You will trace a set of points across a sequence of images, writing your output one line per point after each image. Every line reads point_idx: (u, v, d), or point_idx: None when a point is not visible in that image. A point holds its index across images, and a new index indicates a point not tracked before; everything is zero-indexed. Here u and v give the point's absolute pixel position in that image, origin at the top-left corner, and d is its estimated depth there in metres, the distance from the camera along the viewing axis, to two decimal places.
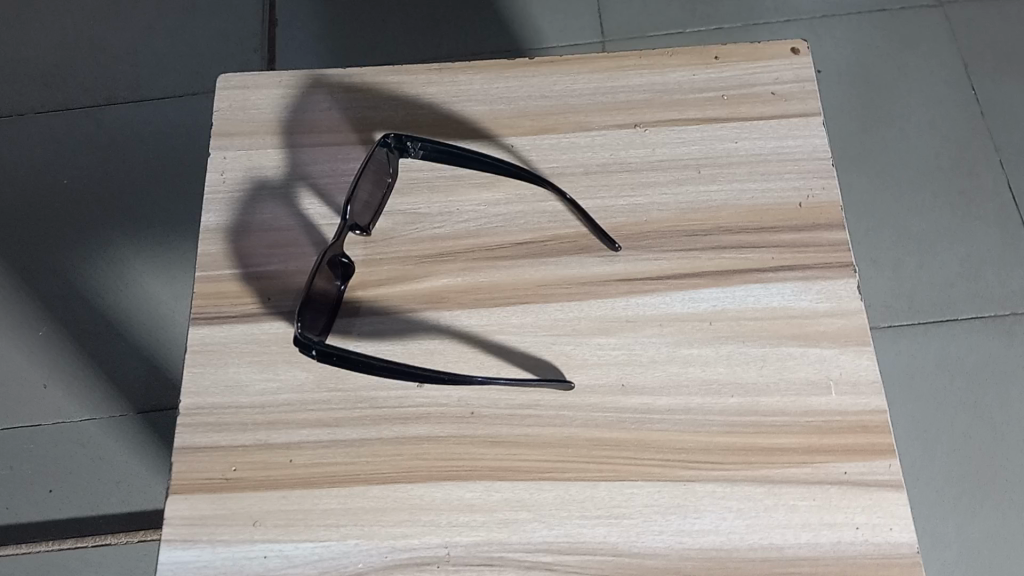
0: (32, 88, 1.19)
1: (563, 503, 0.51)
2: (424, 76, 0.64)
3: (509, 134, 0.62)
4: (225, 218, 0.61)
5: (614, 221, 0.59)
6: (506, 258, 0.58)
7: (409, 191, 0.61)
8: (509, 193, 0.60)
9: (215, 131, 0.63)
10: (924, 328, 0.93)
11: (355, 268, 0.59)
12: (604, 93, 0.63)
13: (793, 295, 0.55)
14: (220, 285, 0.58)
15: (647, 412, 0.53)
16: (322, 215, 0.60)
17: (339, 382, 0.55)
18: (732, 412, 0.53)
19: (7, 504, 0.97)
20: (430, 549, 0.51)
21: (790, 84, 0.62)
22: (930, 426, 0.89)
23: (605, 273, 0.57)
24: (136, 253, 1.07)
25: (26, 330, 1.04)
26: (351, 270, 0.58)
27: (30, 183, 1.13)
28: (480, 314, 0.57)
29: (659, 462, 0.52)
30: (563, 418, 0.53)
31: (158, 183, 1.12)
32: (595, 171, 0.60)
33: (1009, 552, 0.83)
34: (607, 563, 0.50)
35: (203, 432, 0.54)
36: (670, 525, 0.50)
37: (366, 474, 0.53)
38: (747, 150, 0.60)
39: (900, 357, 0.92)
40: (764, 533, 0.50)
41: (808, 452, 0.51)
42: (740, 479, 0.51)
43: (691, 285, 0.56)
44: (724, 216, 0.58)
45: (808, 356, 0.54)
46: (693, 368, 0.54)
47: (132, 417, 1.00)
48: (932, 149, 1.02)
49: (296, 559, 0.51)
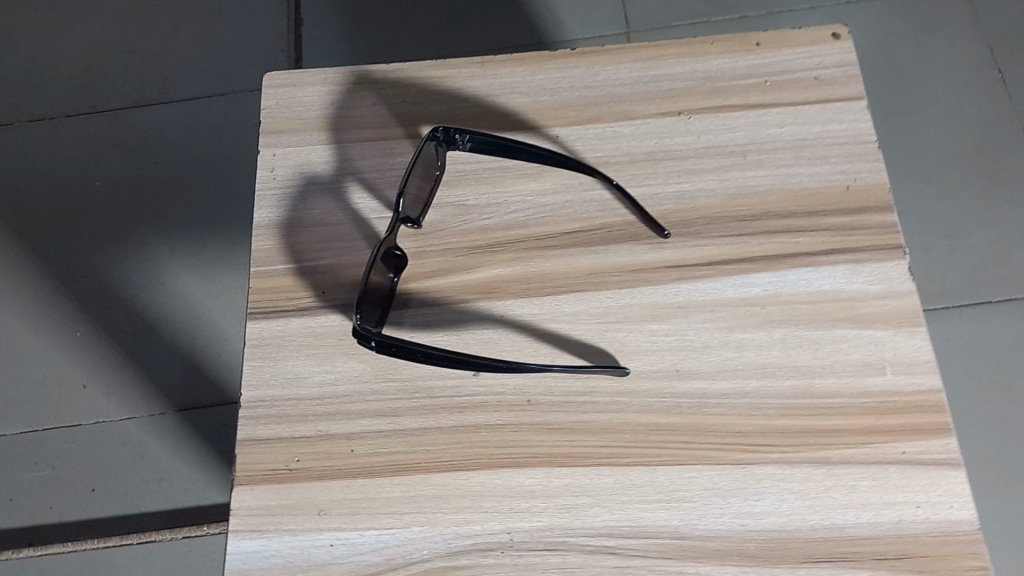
0: (62, 92, 1.20)
1: (622, 488, 0.52)
2: (468, 68, 0.65)
3: (555, 124, 0.62)
4: (277, 214, 0.61)
5: (661, 208, 0.59)
6: (556, 247, 0.59)
7: (457, 183, 0.62)
8: (557, 183, 0.61)
9: (262, 128, 0.64)
10: (957, 312, 0.93)
11: (408, 261, 0.59)
12: (648, 82, 0.63)
13: (844, 278, 0.56)
14: (275, 280, 0.59)
15: (702, 396, 0.54)
16: (372, 209, 0.61)
17: (396, 373, 0.56)
18: (787, 394, 0.53)
19: (52, 503, 0.98)
20: (494, 535, 0.51)
21: (834, 68, 0.62)
22: (965, 408, 0.89)
23: (656, 260, 0.58)
24: (169, 253, 1.09)
25: (63, 332, 1.06)
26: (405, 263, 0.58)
27: (63, 187, 1.14)
28: (532, 303, 0.57)
29: (717, 446, 0.52)
30: (620, 403, 0.54)
31: (190, 183, 1.13)
32: (642, 159, 0.61)
33: None
34: (669, 546, 0.50)
35: (264, 424, 0.55)
36: (732, 506, 0.51)
37: (426, 463, 0.53)
38: (792, 135, 0.60)
39: (939, 339, 0.92)
40: (825, 513, 0.50)
41: (865, 433, 0.52)
42: (799, 460, 0.51)
43: (742, 271, 0.57)
44: (774, 201, 0.58)
45: (861, 338, 0.54)
46: (747, 353, 0.54)
47: (171, 416, 1.01)
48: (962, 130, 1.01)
49: (362, 546, 0.52)
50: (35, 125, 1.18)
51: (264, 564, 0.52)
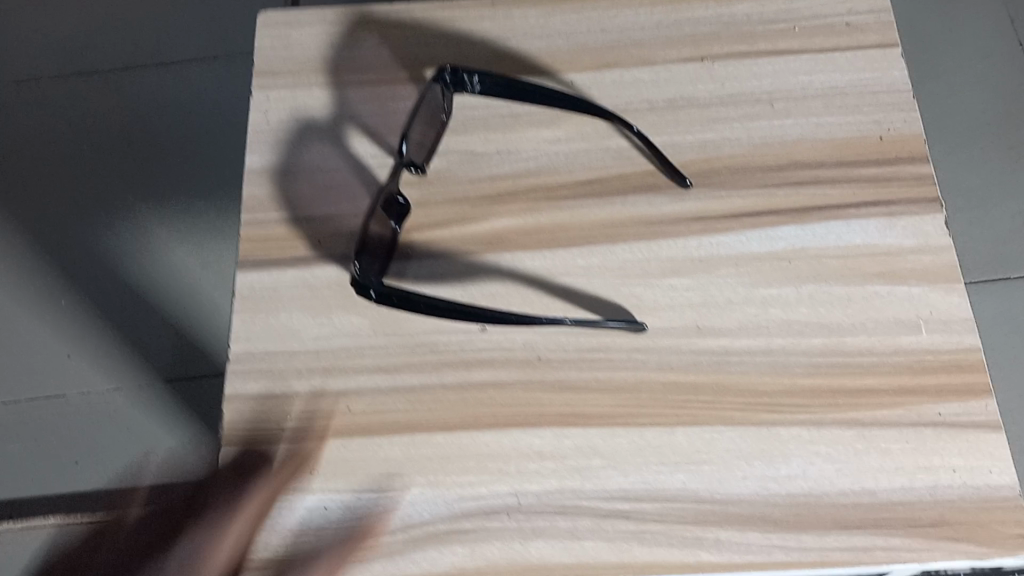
0: (53, 55, 1.17)
1: (638, 449, 0.48)
2: (478, 11, 0.61)
3: (569, 70, 0.59)
4: (271, 160, 0.58)
5: (682, 158, 0.56)
6: (569, 197, 0.55)
7: (464, 131, 0.58)
8: (571, 131, 0.57)
9: (259, 71, 0.61)
10: (991, 286, 0.90)
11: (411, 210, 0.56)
12: (669, 27, 0.60)
13: (876, 232, 0.52)
14: (269, 229, 0.56)
15: (725, 354, 0.50)
16: (373, 156, 0.58)
17: (397, 327, 0.52)
18: (816, 352, 0.50)
19: (35, 476, 0.95)
20: (500, 498, 0.48)
21: (866, 15, 0.59)
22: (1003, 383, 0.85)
23: (675, 212, 0.54)
24: (161, 221, 1.05)
25: (48, 301, 1.02)
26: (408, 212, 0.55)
27: (53, 151, 1.11)
28: (543, 256, 0.54)
29: (740, 407, 0.49)
30: (636, 361, 0.50)
31: (183, 149, 1.09)
32: (661, 107, 0.57)
33: None
34: (687, 511, 0.47)
35: (255, 379, 0.52)
36: (756, 470, 0.47)
37: (428, 422, 0.50)
38: (822, 83, 0.57)
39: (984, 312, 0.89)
40: (856, 478, 0.47)
41: (900, 393, 0.48)
42: (829, 422, 0.48)
43: (767, 223, 0.53)
44: (801, 151, 0.55)
45: (896, 294, 0.51)
46: (773, 309, 0.51)
47: (160, 388, 0.97)
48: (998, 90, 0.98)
49: (359, 509, 0.48)
50: (26, 88, 1.15)
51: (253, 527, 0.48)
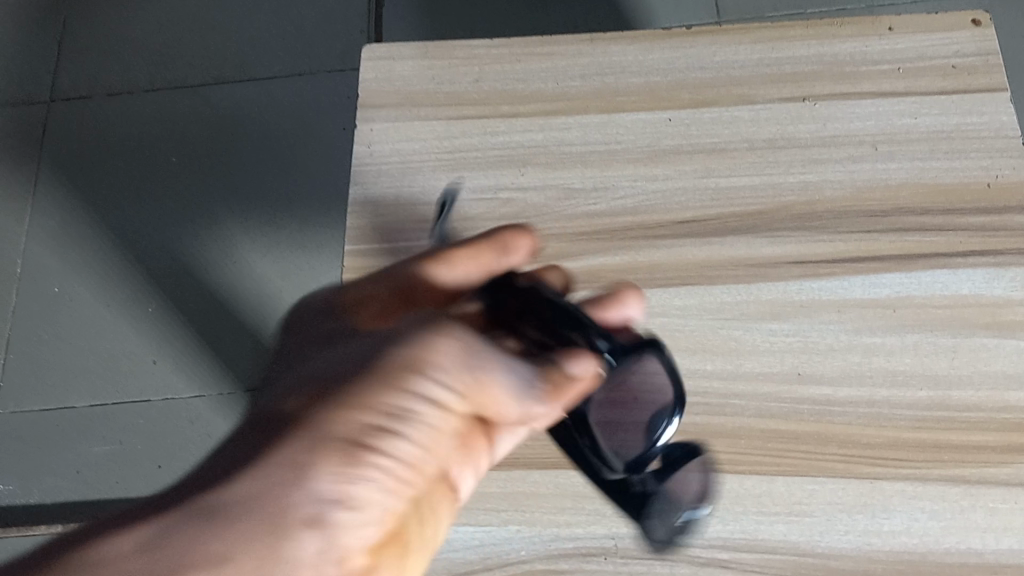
0: (142, 67, 1.21)
1: (738, 497, 0.48)
2: (577, 47, 0.63)
3: (668, 106, 0.59)
4: (373, 190, 0.59)
5: (783, 199, 0.55)
6: (667, 236, 0.55)
7: (563, 166, 0.58)
8: (669, 169, 0.57)
9: (361, 102, 0.62)
10: None
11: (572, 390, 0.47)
12: (769, 65, 0.60)
13: (984, 282, 0.52)
14: (369, 259, 0.57)
15: (827, 403, 0.50)
16: (473, 190, 0.58)
17: None
18: (922, 405, 0.49)
19: (117, 479, 0.98)
20: (597, 540, 0.48)
21: (973, 57, 0.58)
22: None
23: (775, 255, 0.54)
24: (243, 232, 1.08)
25: (135, 305, 1.06)
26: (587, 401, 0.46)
27: (139, 161, 1.14)
28: (641, 294, 0.54)
29: (842, 458, 0.48)
30: (735, 407, 0.50)
31: (263, 160, 1.12)
32: (762, 147, 0.57)
33: None
34: (788, 563, 0.46)
35: None
36: (857, 524, 0.47)
37: (524, 460, 0.50)
38: (928, 126, 0.56)
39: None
40: (961, 536, 0.46)
41: (1008, 451, 0.48)
42: (933, 478, 0.47)
43: (872, 270, 0.53)
44: (906, 196, 0.54)
45: (1004, 347, 0.50)
46: (876, 358, 0.50)
47: (240, 395, 1.00)
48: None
49: (456, 543, 0.49)
50: (116, 99, 1.19)
51: None
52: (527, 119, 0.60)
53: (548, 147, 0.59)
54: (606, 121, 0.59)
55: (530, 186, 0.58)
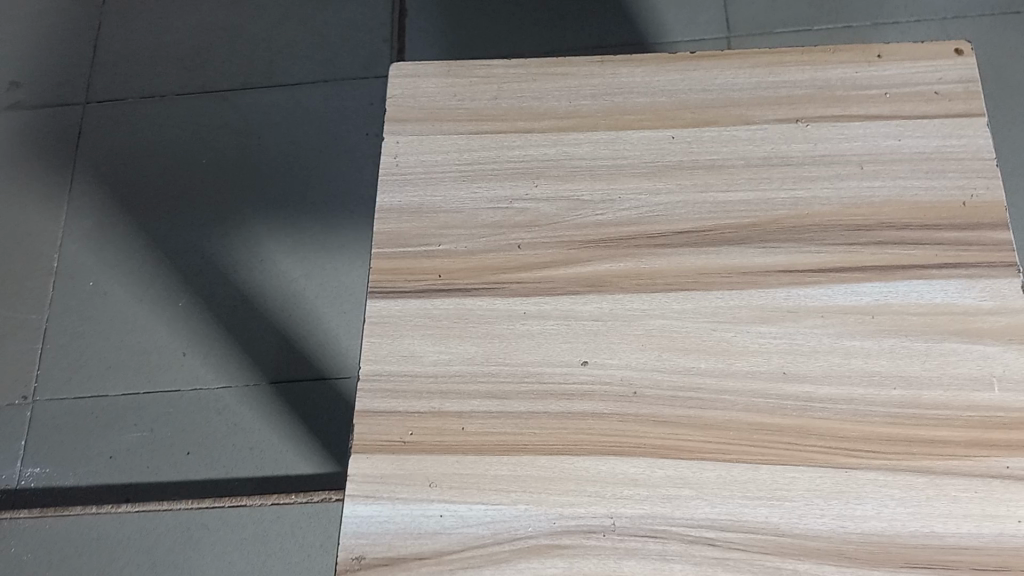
0: (176, 72, 1.27)
1: (725, 483, 0.53)
2: (588, 68, 0.68)
3: (671, 125, 0.64)
4: (399, 199, 0.65)
5: (775, 213, 0.60)
6: (668, 245, 0.60)
7: (574, 179, 0.64)
8: (671, 184, 0.62)
9: (388, 116, 0.68)
10: None
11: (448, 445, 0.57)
12: (767, 88, 0.65)
13: (956, 291, 0.56)
14: (394, 262, 0.62)
15: (808, 400, 0.55)
16: (491, 199, 0.64)
17: (508, 357, 0.58)
18: (894, 403, 0.54)
19: (147, 464, 1.03)
20: (597, 519, 0.53)
21: (955, 83, 0.63)
22: None
23: (767, 264, 0.59)
24: (270, 232, 1.14)
25: (166, 301, 1.12)
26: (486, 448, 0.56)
27: (171, 163, 1.20)
28: (642, 298, 0.59)
29: (820, 449, 0.53)
30: (725, 401, 0.55)
31: (290, 165, 1.17)
32: (757, 164, 0.62)
33: None
34: (769, 542, 0.51)
35: (381, 397, 0.58)
36: (832, 508, 0.52)
37: (533, 446, 0.56)
38: (910, 148, 0.61)
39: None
40: (926, 521, 0.51)
41: (971, 446, 0.52)
42: (902, 469, 0.52)
43: (853, 279, 0.58)
44: (888, 211, 0.59)
45: (972, 352, 0.55)
46: (854, 360, 0.55)
47: (264, 387, 1.06)
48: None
49: (471, 519, 0.54)
50: (151, 103, 1.26)
51: (379, 529, 0.54)
52: (541, 135, 0.66)
53: (560, 161, 0.64)
54: (615, 138, 0.65)
55: (543, 196, 0.63)
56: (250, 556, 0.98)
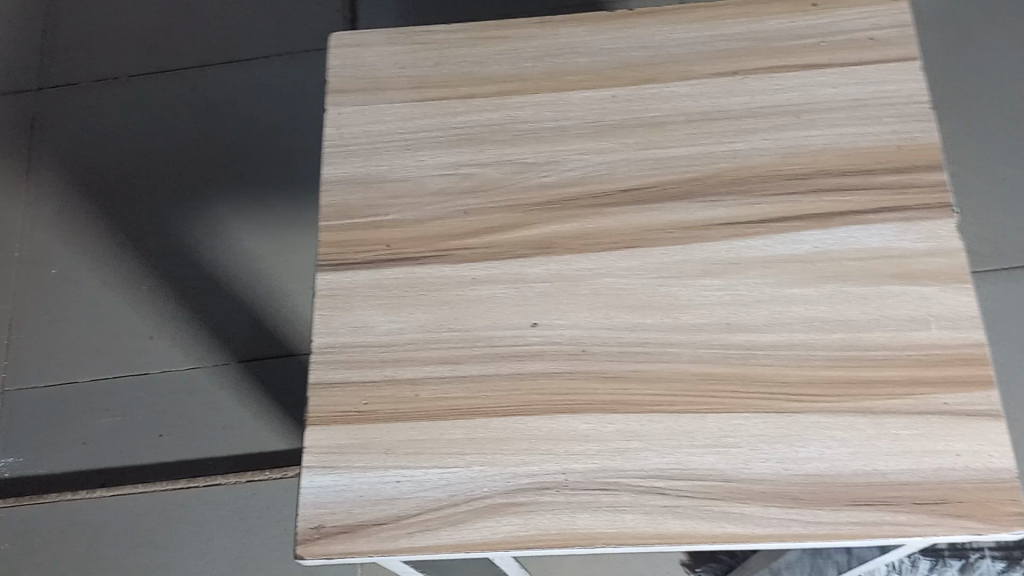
0: (128, 53, 1.26)
1: (673, 433, 0.54)
2: (528, 31, 0.67)
3: (612, 84, 0.65)
4: (345, 171, 0.65)
5: (716, 166, 0.61)
6: (612, 204, 0.61)
7: (516, 142, 0.64)
8: (613, 143, 0.63)
9: (331, 88, 0.68)
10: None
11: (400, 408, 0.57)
12: (705, 42, 0.65)
13: (894, 235, 0.57)
14: (342, 234, 0.63)
15: (752, 348, 0.56)
16: (436, 166, 0.64)
17: (459, 322, 0.59)
18: (835, 347, 0.55)
19: (121, 448, 1.04)
20: (550, 475, 0.54)
21: (889, 29, 0.63)
22: None
23: (709, 217, 0.60)
24: (232, 211, 1.13)
25: (132, 284, 1.12)
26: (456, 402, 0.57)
27: (129, 146, 1.20)
28: (589, 258, 0.60)
29: (765, 395, 0.54)
30: (672, 354, 0.56)
31: (250, 142, 1.17)
32: (697, 119, 0.63)
33: None
34: (717, 488, 0.53)
35: (335, 368, 0.59)
36: (777, 452, 0.53)
37: (486, 408, 0.57)
38: (847, 95, 0.62)
39: (993, 300, 0.94)
40: (868, 460, 0.52)
41: (910, 384, 0.54)
42: (845, 410, 0.54)
43: (793, 228, 0.58)
44: (826, 159, 0.60)
45: (910, 293, 0.56)
46: (795, 307, 0.56)
47: (234, 366, 1.06)
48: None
49: (427, 483, 0.55)
50: (105, 86, 1.24)
51: (337, 497, 0.55)
52: (484, 100, 0.66)
53: (503, 125, 0.65)
54: (557, 100, 0.65)
55: (488, 161, 0.64)
56: (228, 532, 0.99)
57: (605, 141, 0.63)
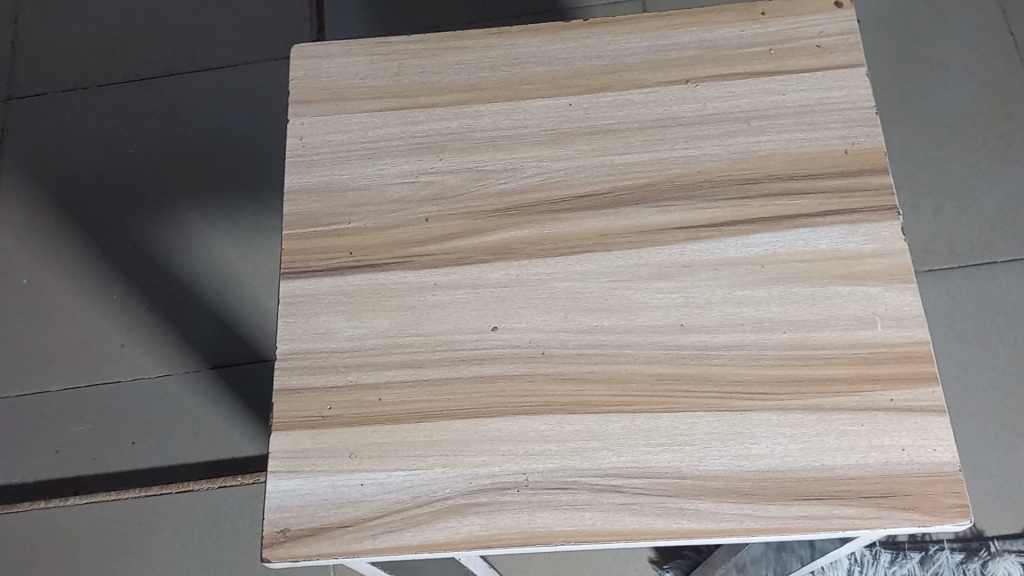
0: (94, 62, 1.26)
1: (629, 432, 0.56)
2: (485, 40, 0.69)
3: (567, 93, 0.66)
4: (307, 179, 0.66)
5: (670, 171, 0.63)
6: (569, 209, 0.63)
7: (475, 150, 0.65)
8: (570, 150, 0.64)
9: (293, 98, 0.69)
10: (967, 271, 0.99)
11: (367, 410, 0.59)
12: (657, 51, 0.67)
13: (840, 237, 0.59)
14: (305, 242, 0.64)
15: (704, 348, 0.58)
16: (398, 175, 0.65)
17: (420, 327, 0.60)
18: (784, 346, 0.57)
19: (93, 456, 1.04)
20: (510, 475, 0.56)
21: (835, 36, 0.65)
22: (974, 360, 0.96)
23: (662, 222, 0.61)
24: (201, 219, 1.14)
25: (101, 293, 1.12)
26: (418, 404, 0.58)
27: (98, 155, 1.20)
28: (546, 262, 0.61)
29: (718, 394, 0.56)
30: (628, 355, 0.58)
31: (219, 149, 1.17)
32: (651, 126, 0.64)
33: None
34: (672, 485, 0.54)
35: (299, 374, 0.60)
36: (729, 449, 0.55)
37: (447, 411, 0.58)
38: (795, 102, 0.64)
39: (939, 298, 0.99)
40: (816, 455, 0.54)
41: (857, 381, 0.56)
42: (794, 408, 0.55)
43: (744, 231, 0.60)
44: (774, 164, 0.62)
45: (855, 293, 0.58)
46: (746, 308, 0.58)
47: (204, 372, 1.06)
48: (969, 99, 1.07)
49: (390, 485, 0.56)
50: (72, 96, 1.24)
51: (302, 501, 0.56)
52: (443, 109, 0.67)
53: (462, 133, 0.66)
54: (514, 108, 0.66)
55: (448, 169, 0.65)
56: (200, 538, 0.99)
57: (562, 148, 0.64)
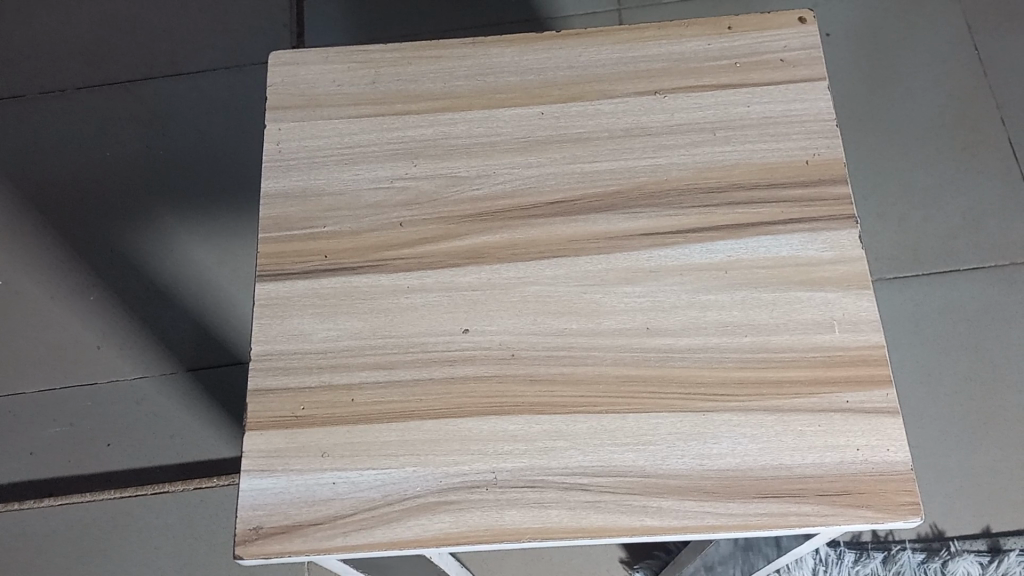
0: (73, 65, 1.26)
1: (596, 432, 0.58)
2: (460, 50, 0.71)
3: (539, 102, 0.68)
4: (284, 184, 0.67)
5: (637, 179, 0.64)
6: (539, 215, 0.64)
7: (449, 157, 0.67)
8: (541, 157, 0.66)
9: (271, 104, 0.70)
10: (930, 279, 1.02)
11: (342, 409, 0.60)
12: (627, 63, 0.69)
13: (801, 244, 0.61)
14: (281, 245, 0.65)
15: (669, 351, 0.59)
16: (372, 180, 0.67)
17: (393, 329, 0.62)
18: (746, 349, 0.59)
19: (69, 458, 1.04)
20: (479, 474, 0.57)
21: (798, 51, 0.68)
22: (936, 366, 0.98)
23: (629, 228, 0.63)
24: (178, 222, 1.14)
25: (77, 295, 1.12)
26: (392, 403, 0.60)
27: (76, 158, 1.20)
28: (517, 267, 0.63)
29: (682, 396, 0.58)
30: (597, 357, 0.60)
31: (197, 153, 1.18)
32: (620, 136, 0.66)
33: (992, 491, 0.92)
34: (636, 483, 0.56)
35: (274, 375, 0.61)
36: (692, 449, 0.57)
37: (420, 411, 0.59)
38: (759, 114, 0.66)
39: (903, 305, 1.01)
40: (775, 455, 0.56)
41: (815, 383, 0.58)
42: (755, 409, 0.57)
43: (709, 238, 0.62)
44: (738, 173, 0.64)
45: (814, 298, 0.60)
46: (710, 312, 0.60)
47: (180, 375, 1.07)
48: (934, 113, 1.10)
49: (363, 484, 0.57)
50: (50, 98, 1.24)
51: (275, 499, 0.57)
52: (418, 117, 0.69)
53: (437, 140, 0.68)
54: (487, 116, 0.68)
55: (422, 175, 0.67)
56: (174, 540, 1.00)
57: (533, 154, 0.66)
